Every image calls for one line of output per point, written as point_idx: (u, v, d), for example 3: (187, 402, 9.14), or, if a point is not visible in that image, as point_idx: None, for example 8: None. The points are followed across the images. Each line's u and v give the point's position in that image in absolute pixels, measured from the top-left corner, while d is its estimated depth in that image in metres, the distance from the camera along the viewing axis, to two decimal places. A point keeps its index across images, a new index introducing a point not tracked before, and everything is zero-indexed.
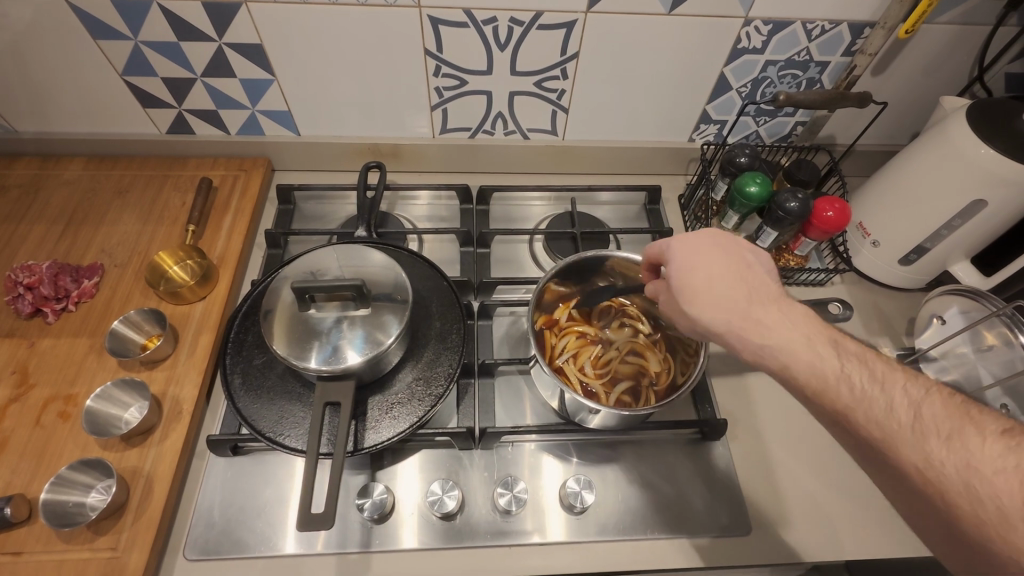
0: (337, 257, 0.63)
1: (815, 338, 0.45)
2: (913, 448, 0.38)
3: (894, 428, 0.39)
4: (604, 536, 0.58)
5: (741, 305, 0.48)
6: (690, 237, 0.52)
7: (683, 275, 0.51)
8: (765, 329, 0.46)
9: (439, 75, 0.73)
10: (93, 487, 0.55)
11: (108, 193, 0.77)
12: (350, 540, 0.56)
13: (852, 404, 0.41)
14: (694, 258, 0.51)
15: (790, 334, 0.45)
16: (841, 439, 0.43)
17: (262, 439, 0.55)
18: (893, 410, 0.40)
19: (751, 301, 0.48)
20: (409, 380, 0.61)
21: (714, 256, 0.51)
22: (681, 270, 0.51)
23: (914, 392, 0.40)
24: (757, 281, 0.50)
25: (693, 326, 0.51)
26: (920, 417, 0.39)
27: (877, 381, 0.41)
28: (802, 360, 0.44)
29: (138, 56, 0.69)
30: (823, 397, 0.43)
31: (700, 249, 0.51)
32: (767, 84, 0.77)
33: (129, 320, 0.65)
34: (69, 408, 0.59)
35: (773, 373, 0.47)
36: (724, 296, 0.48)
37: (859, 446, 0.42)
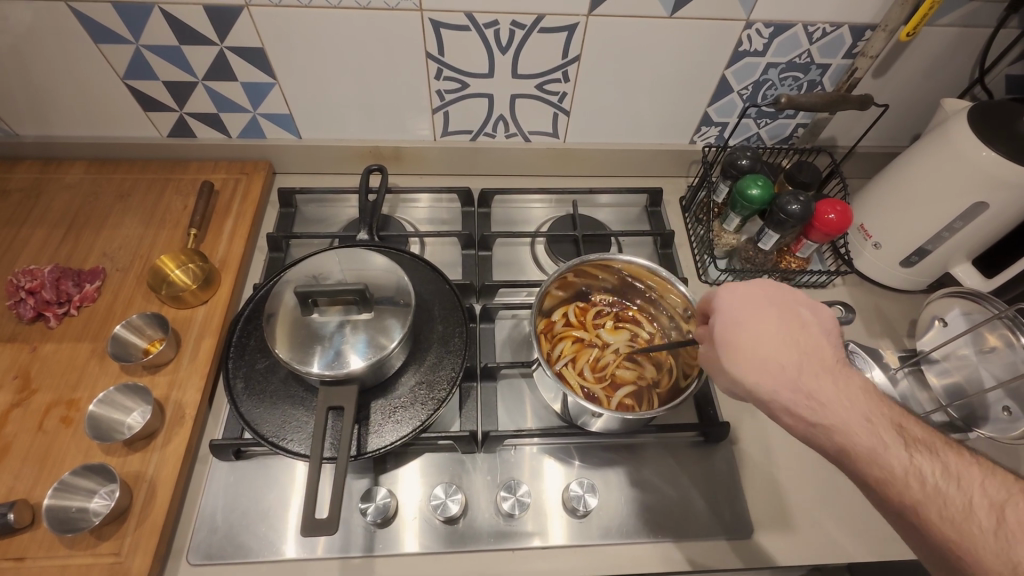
0: (339, 260, 0.63)
1: (878, 420, 0.42)
2: (992, 547, 0.36)
3: (974, 532, 0.37)
4: (607, 539, 0.58)
5: (796, 371, 0.44)
6: (740, 290, 0.49)
7: (728, 334, 0.47)
8: (827, 403, 0.43)
9: (441, 78, 0.73)
10: (96, 492, 0.55)
11: (109, 196, 0.77)
12: (353, 544, 0.56)
13: (924, 503, 0.39)
14: (741, 316, 0.47)
15: (856, 414, 0.42)
16: (908, 524, 0.41)
17: (265, 443, 0.55)
18: (971, 512, 0.37)
19: (802, 371, 0.44)
20: (412, 383, 0.61)
21: (765, 314, 0.47)
22: (726, 329, 0.48)
23: (994, 491, 0.38)
24: (825, 348, 0.46)
25: (733, 388, 0.48)
26: (1004, 522, 0.36)
27: (952, 477, 0.39)
28: (864, 446, 0.41)
29: (140, 59, 0.68)
30: (888, 488, 0.41)
31: (748, 305, 0.48)
32: (768, 86, 0.77)
33: (132, 324, 0.65)
34: (71, 412, 0.59)
35: (829, 452, 0.44)
36: (772, 362, 0.45)
37: (929, 537, 0.39)
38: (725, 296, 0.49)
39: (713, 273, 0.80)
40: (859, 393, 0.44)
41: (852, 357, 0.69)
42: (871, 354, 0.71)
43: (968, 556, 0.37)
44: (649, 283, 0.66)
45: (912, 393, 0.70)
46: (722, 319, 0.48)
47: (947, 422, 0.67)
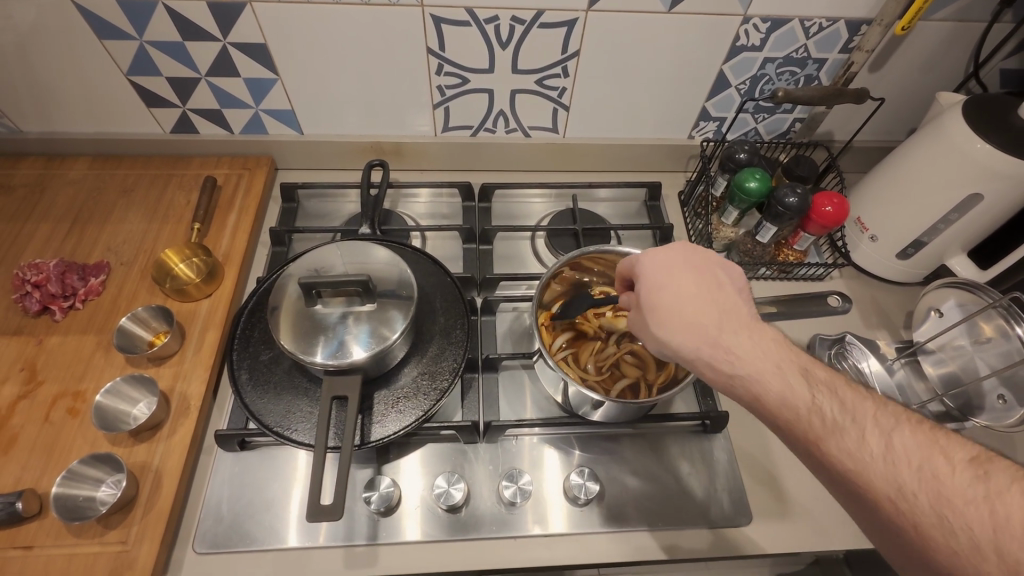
0: (343, 253, 0.64)
1: (786, 367, 0.44)
2: (897, 484, 0.36)
3: (872, 464, 0.38)
4: (608, 527, 0.59)
5: (710, 327, 0.46)
6: (658, 254, 0.51)
7: (651, 297, 0.49)
8: (736, 352, 0.45)
9: (442, 73, 0.74)
10: (103, 481, 0.55)
11: (113, 192, 0.77)
12: (357, 533, 0.57)
13: (828, 441, 0.40)
14: (661, 278, 0.49)
15: (767, 363, 0.44)
16: (819, 471, 0.42)
17: (269, 433, 0.56)
18: (869, 444, 0.38)
19: (721, 327, 0.46)
20: (414, 374, 0.62)
21: (684, 275, 0.49)
22: (648, 293, 0.50)
23: (889, 425, 0.39)
24: (738, 303, 0.48)
25: (659, 351, 0.49)
26: (897, 452, 0.37)
27: (851, 415, 0.40)
28: (772, 391, 0.43)
29: (143, 55, 0.69)
30: (795, 431, 0.42)
31: (667, 268, 0.50)
32: (765, 81, 0.77)
33: (136, 316, 0.65)
34: (77, 404, 0.59)
35: (747, 403, 0.45)
36: (691, 320, 0.47)
37: (838, 480, 0.40)
38: (645, 262, 0.51)
39: None
40: (771, 342, 0.45)
41: (848, 350, 0.72)
42: (868, 344, 0.73)
43: (874, 497, 0.37)
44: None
45: (909, 383, 0.70)
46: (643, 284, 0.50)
47: (943, 412, 0.68)
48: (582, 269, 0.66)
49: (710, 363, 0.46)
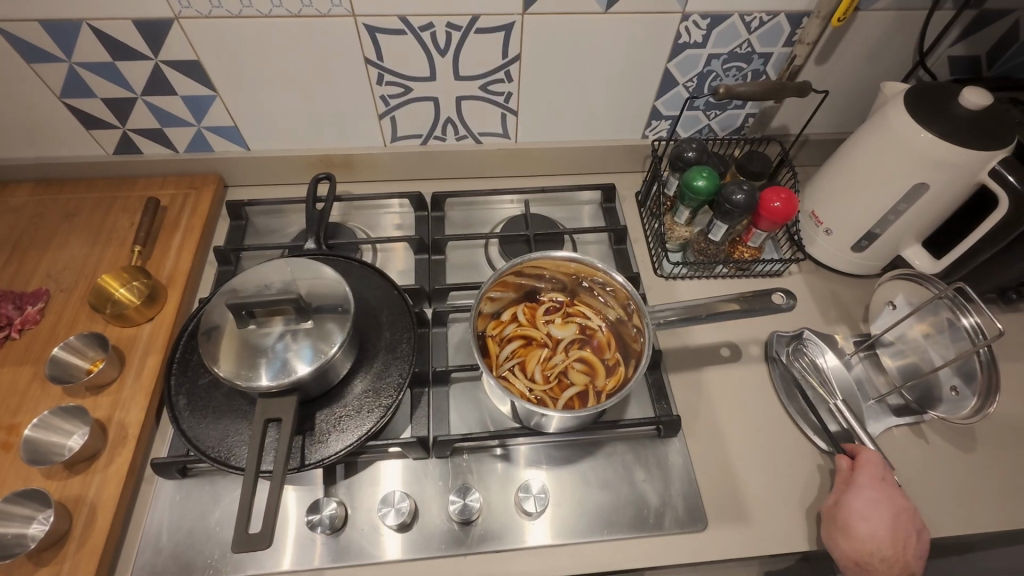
0: (282, 270, 0.62)
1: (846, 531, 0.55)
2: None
3: None
4: (559, 540, 0.58)
5: (861, 489, 0.57)
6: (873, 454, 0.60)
7: (859, 501, 0.56)
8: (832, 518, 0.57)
9: (383, 83, 0.73)
10: (34, 517, 0.54)
11: (55, 217, 0.76)
12: (303, 558, 0.56)
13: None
14: (875, 460, 0.59)
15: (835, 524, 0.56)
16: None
17: (207, 459, 0.55)
18: None
19: (869, 491, 0.57)
20: (358, 391, 0.60)
21: (867, 482, 0.57)
22: (845, 498, 0.57)
23: None
24: (858, 487, 0.57)
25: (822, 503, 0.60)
26: None
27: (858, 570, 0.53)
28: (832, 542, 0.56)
29: (74, 77, 0.68)
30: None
31: (877, 477, 0.58)
32: (713, 78, 0.77)
33: (71, 345, 0.64)
34: (11, 437, 0.58)
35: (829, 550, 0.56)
36: (837, 532, 0.56)
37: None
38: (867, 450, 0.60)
39: (668, 266, 0.79)
40: (849, 511, 0.56)
41: (806, 346, 0.71)
42: (827, 340, 0.73)
43: None
44: (591, 277, 0.64)
45: (868, 377, 0.70)
46: (852, 484, 0.58)
47: (903, 404, 0.68)
48: (524, 278, 0.65)
49: (829, 514, 0.57)
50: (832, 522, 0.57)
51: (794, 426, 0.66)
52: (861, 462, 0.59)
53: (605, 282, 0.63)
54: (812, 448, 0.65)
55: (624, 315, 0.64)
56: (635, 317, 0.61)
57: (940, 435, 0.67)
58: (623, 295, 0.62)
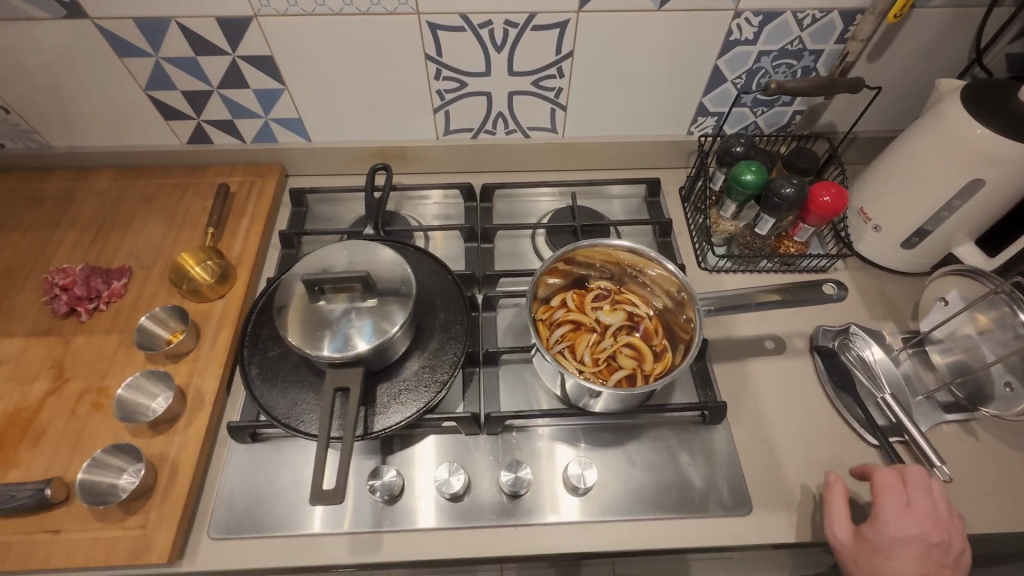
0: (350, 252, 0.66)
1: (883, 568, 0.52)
2: None
3: None
4: (606, 516, 0.60)
5: (890, 520, 0.54)
6: (893, 473, 0.57)
7: (889, 536, 0.53)
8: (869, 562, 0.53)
9: (440, 78, 0.76)
10: (125, 469, 0.58)
11: (135, 201, 0.82)
12: (363, 520, 0.59)
13: None
14: (900, 485, 0.56)
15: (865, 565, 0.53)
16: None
17: (278, 424, 0.59)
18: None
19: (896, 524, 0.54)
20: (416, 368, 0.64)
21: (897, 516, 0.54)
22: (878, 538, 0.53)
23: None
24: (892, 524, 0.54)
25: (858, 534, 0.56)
26: None
27: None
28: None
29: (159, 71, 0.73)
30: None
31: (904, 507, 0.54)
32: (762, 75, 0.78)
33: (156, 316, 0.69)
34: (101, 398, 0.63)
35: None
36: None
37: None
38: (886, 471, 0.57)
39: (711, 260, 0.80)
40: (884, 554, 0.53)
41: (852, 340, 0.71)
42: (874, 335, 0.73)
43: None
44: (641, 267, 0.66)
45: (917, 373, 0.70)
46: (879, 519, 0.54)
47: (952, 401, 0.68)
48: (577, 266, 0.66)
49: (854, 550, 0.54)
50: (859, 561, 0.54)
51: (841, 419, 0.67)
52: (881, 493, 0.56)
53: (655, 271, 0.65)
54: (859, 441, 0.65)
55: (673, 307, 0.65)
56: (686, 310, 0.62)
57: (991, 433, 0.66)
58: (673, 290, 0.63)
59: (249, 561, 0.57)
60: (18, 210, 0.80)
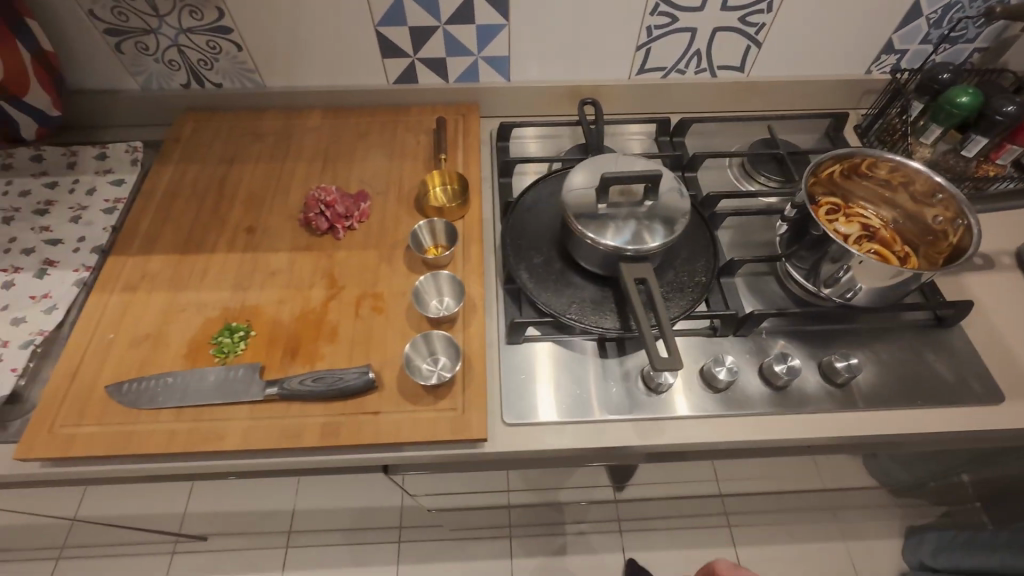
0: (616, 163, 0.69)
1: None
2: None
3: None
4: (868, 405, 0.65)
5: None
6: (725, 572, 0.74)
7: None
8: None
9: (655, 14, 0.81)
10: (432, 357, 0.64)
11: (351, 136, 0.86)
12: (644, 409, 0.64)
13: None
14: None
15: None
16: None
17: (562, 320, 0.65)
18: None
19: None
20: (674, 274, 0.68)
21: None
22: None
23: None
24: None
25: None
26: None
27: None
28: None
29: (398, 6, 0.77)
30: None
31: None
32: (957, 10, 0.81)
33: (432, 226, 0.74)
34: (379, 302, 0.68)
35: None
36: None
37: None
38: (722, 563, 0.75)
39: None
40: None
41: None
42: None
43: None
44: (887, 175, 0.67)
45: None
46: None
47: None
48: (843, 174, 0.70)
49: None
50: None
51: None
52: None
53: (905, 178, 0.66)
54: None
55: (933, 215, 0.66)
56: (953, 217, 0.63)
57: None
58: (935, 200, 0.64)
59: (550, 442, 0.62)
60: (244, 145, 0.85)
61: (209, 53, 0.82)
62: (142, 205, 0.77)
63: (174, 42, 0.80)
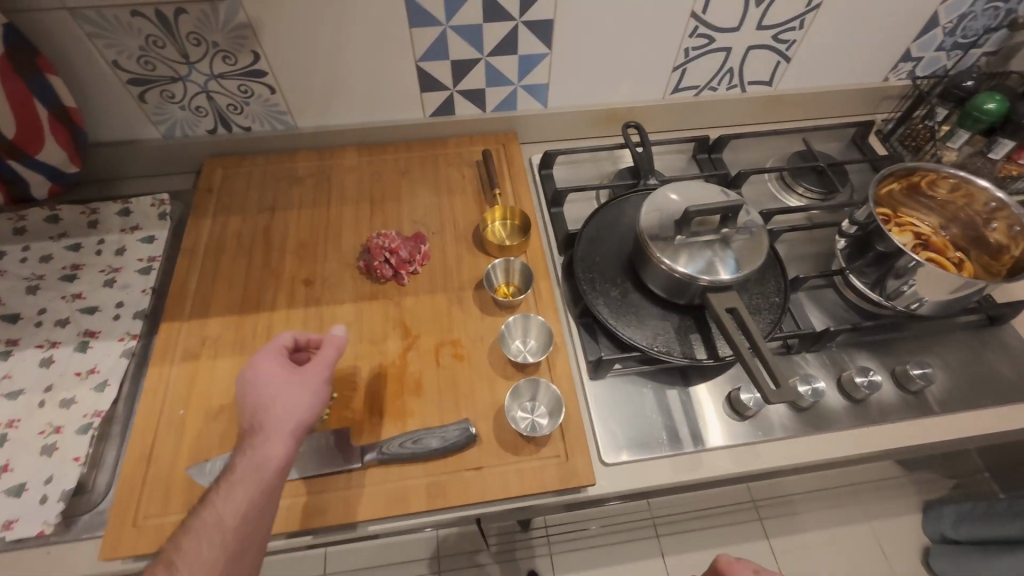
0: (687, 195, 0.71)
1: None
2: None
3: None
4: (945, 410, 0.67)
5: None
6: None
7: None
8: None
9: (694, 36, 0.81)
10: (528, 401, 0.64)
11: (394, 174, 0.84)
12: (738, 435, 0.65)
13: None
14: None
15: None
16: None
17: (650, 353, 0.65)
18: None
19: None
20: (750, 296, 0.69)
21: None
22: None
23: None
24: None
25: None
26: None
27: None
28: None
29: (442, 40, 0.75)
30: None
31: None
32: (970, 19, 0.85)
33: (508, 264, 0.72)
34: (459, 349, 0.66)
35: None
36: None
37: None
38: None
39: None
40: None
41: None
42: None
43: None
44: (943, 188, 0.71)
45: None
46: None
47: None
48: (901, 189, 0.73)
49: None
50: None
51: None
52: None
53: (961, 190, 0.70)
54: None
55: (987, 225, 0.70)
56: (1011, 224, 0.67)
57: None
58: (994, 208, 0.68)
59: (652, 478, 0.62)
60: (282, 190, 0.81)
61: (240, 97, 0.78)
62: (187, 266, 0.72)
63: (203, 88, 0.76)
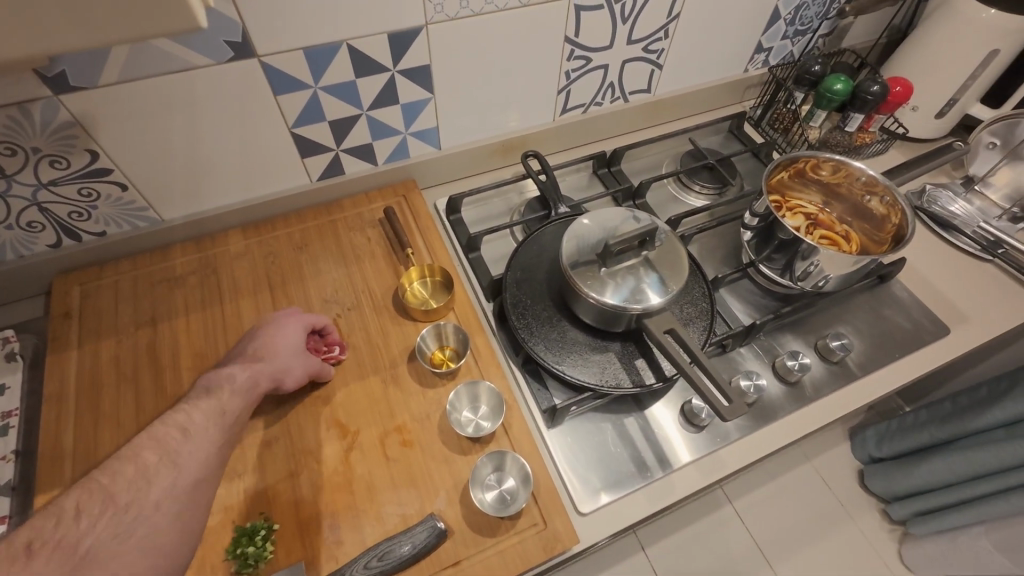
0: (599, 222, 0.71)
1: None
2: None
3: None
4: (865, 373, 0.73)
5: None
6: None
7: None
8: None
9: (571, 58, 0.82)
10: (495, 473, 0.60)
11: (290, 251, 0.76)
12: (698, 447, 0.66)
13: None
14: None
15: None
16: None
17: (602, 389, 0.64)
18: None
19: None
20: (680, 306, 0.71)
21: None
22: None
23: None
24: None
25: None
26: None
27: None
28: None
29: (314, 102, 0.69)
30: None
31: None
32: (805, 8, 0.93)
33: (440, 329, 0.68)
34: (406, 435, 0.61)
35: None
36: None
37: None
38: None
39: None
40: None
41: (935, 197, 0.90)
42: (949, 190, 0.92)
43: None
44: (821, 169, 0.78)
45: (983, 206, 0.92)
46: None
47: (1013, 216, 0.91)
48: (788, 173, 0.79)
49: None
50: None
51: (956, 250, 0.87)
52: None
53: (837, 169, 0.77)
54: (975, 261, 0.86)
55: (863, 197, 0.78)
56: (883, 194, 0.75)
57: None
58: (870, 185, 0.76)
59: (630, 515, 0.61)
60: (162, 297, 0.70)
61: (83, 202, 0.66)
62: (57, 418, 0.60)
63: (32, 200, 0.64)
